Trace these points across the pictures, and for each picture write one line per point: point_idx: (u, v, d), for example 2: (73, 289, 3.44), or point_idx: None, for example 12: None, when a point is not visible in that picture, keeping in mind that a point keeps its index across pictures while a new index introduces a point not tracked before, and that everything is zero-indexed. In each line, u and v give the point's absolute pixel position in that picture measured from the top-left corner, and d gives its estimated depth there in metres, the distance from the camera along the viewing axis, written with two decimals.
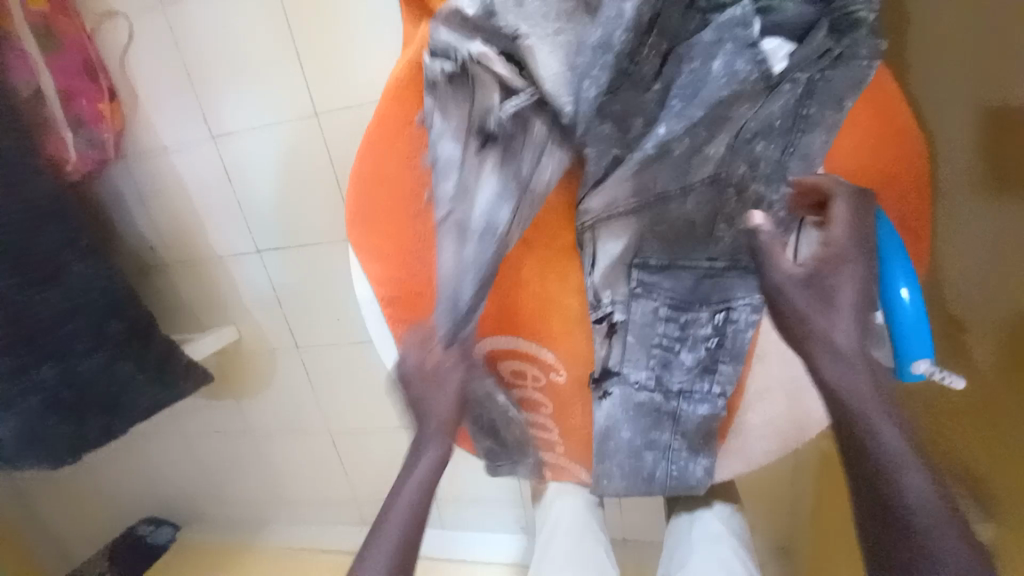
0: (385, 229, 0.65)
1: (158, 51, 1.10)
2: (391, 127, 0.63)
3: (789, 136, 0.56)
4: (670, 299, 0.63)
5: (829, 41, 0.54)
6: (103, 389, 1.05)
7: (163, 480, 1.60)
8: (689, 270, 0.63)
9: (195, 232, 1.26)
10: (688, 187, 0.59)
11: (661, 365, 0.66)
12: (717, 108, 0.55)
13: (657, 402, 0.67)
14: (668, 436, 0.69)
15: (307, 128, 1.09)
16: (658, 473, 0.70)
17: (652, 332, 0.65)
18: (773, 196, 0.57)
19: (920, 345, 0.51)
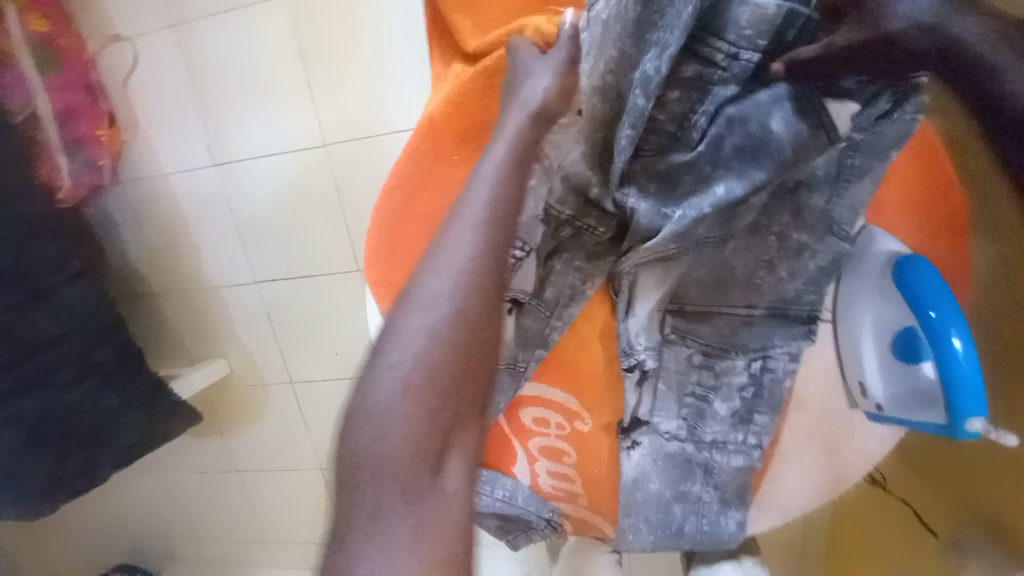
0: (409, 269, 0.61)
1: (162, 77, 1.08)
2: (423, 164, 0.60)
3: (835, 186, 0.55)
4: (705, 347, 0.62)
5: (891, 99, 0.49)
6: (87, 422, 0.97)
7: (137, 522, 1.49)
8: (727, 316, 0.60)
9: (189, 260, 1.21)
10: (728, 236, 0.57)
11: (693, 415, 0.64)
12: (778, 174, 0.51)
13: (689, 453, 0.65)
14: (700, 488, 0.66)
15: (314, 158, 1.06)
16: (688, 528, 0.67)
17: (686, 381, 0.63)
18: (817, 245, 0.56)
19: (977, 402, 0.47)
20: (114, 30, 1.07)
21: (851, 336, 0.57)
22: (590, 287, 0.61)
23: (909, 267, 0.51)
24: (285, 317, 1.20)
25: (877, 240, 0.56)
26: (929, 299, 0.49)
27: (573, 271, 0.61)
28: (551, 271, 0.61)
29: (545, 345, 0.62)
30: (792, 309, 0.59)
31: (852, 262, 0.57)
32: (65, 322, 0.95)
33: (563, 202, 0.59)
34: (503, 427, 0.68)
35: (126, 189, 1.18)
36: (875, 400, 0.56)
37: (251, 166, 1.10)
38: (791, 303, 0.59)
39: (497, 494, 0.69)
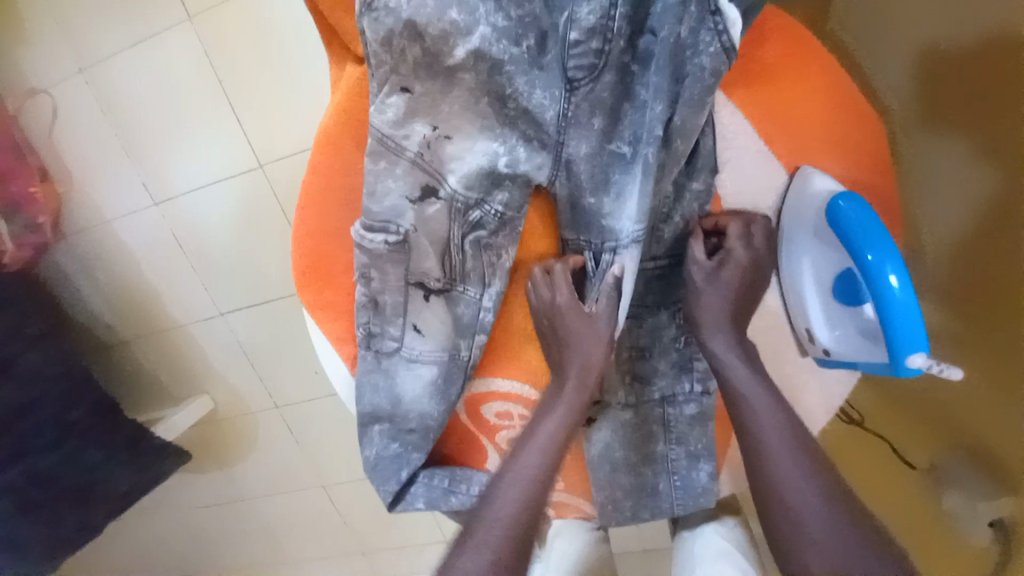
0: (338, 283, 0.62)
1: (84, 120, 1.05)
2: (326, 177, 0.59)
3: (688, 192, 0.56)
4: (633, 305, 0.63)
5: (699, 104, 0.49)
6: (69, 484, 0.97)
7: (158, 560, 1.52)
8: (637, 274, 0.61)
9: (152, 302, 1.20)
10: (608, 240, 0.56)
11: (639, 377, 0.64)
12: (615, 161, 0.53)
13: (644, 413, 0.64)
14: (664, 446, 0.65)
15: (253, 181, 1.03)
16: (662, 486, 0.65)
17: (620, 340, 0.64)
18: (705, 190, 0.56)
19: (913, 333, 0.46)
20: (29, 83, 1.04)
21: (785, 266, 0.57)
22: (505, 260, 0.60)
23: (841, 205, 0.50)
24: (257, 345, 1.20)
25: (810, 178, 0.53)
26: (864, 241, 0.48)
27: (483, 250, 0.59)
28: (465, 255, 0.59)
29: (482, 329, 0.62)
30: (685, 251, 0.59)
31: (787, 206, 0.55)
32: (31, 388, 0.94)
33: (468, 185, 0.56)
34: (467, 425, 0.69)
35: (74, 243, 1.16)
36: (823, 345, 0.56)
37: (192, 198, 1.07)
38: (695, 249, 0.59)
39: (474, 491, 0.65)
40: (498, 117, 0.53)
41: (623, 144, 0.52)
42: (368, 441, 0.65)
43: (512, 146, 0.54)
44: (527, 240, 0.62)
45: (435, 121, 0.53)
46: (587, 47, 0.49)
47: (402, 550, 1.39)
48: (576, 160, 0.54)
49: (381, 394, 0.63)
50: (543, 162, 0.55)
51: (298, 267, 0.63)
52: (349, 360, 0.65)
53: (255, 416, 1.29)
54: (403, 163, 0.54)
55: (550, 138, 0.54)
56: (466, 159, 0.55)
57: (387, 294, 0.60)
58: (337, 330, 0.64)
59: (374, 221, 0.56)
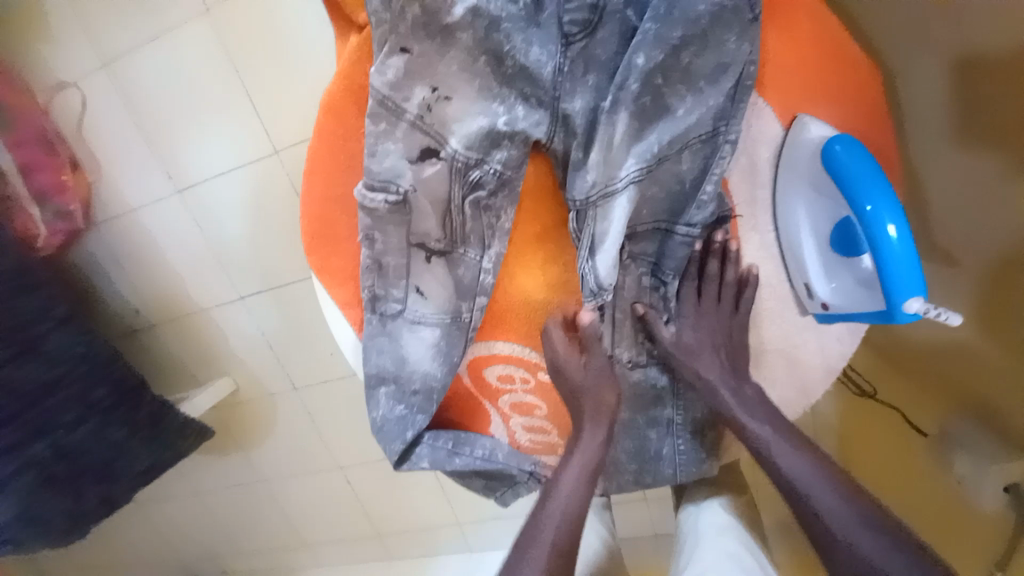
0: (342, 247, 0.65)
1: (111, 112, 1.10)
2: (332, 143, 0.62)
3: (714, 144, 0.55)
4: (653, 265, 0.63)
5: (696, 47, 0.52)
6: (98, 455, 1.01)
7: (182, 542, 1.57)
8: (681, 238, 0.60)
9: (175, 288, 1.25)
10: (610, 189, 0.56)
11: (649, 337, 0.65)
12: (609, 110, 0.54)
13: (652, 377, 0.66)
14: (668, 410, 0.66)
15: (268, 167, 1.07)
16: (665, 451, 0.66)
17: (638, 301, 0.64)
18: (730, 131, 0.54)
19: (910, 280, 0.46)
20: (58, 77, 1.09)
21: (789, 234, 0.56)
22: (504, 221, 0.63)
23: (836, 150, 0.50)
24: (275, 328, 1.24)
25: (807, 126, 0.52)
26: (863, 191, 0.48)
27: (484, 212, 0.62)
28: (465, 216, 0.62)
29: (482, 291, 0.64)
30: (686, 206, 0.58)
31: (783, 158, 0.55)
32: (57, 365, 0.97)
33: (468, 145, 0.58)
34: (471, 390, 0.70)
35: (102, 231, 1.22)
36: (821, 299, 0.55)
37: (211, 186, 1.11)
38: (694, 213, 0.58)
39: (477, 454, 0.68)
40: (496, 77, 0.56)
41: (644, 69, 0.52)
42: (375, 403, 0.67)
43: (511, 104, 0.57)
44: (525, 200, 0.64)
45: (434, 83, 0.56)
46: (581, 2, 0.54)
47: (418, 532, 1.41)
48: (575, 114, 0.57)
49: (383, 355, 0.65)
50: (541, 119, 0.57)
51: (306, 234, 0.65)
52: (355, 325, 0.67)
53: (273, 399, 1.33)
54: (403, 126, 0.57)
55: (547, 95, 0.56)
56: (469, 120, 0.57)
57: (390, 256, 0.63)
58: (343, 295, 0.66)
59: (373, 180, 0.59)
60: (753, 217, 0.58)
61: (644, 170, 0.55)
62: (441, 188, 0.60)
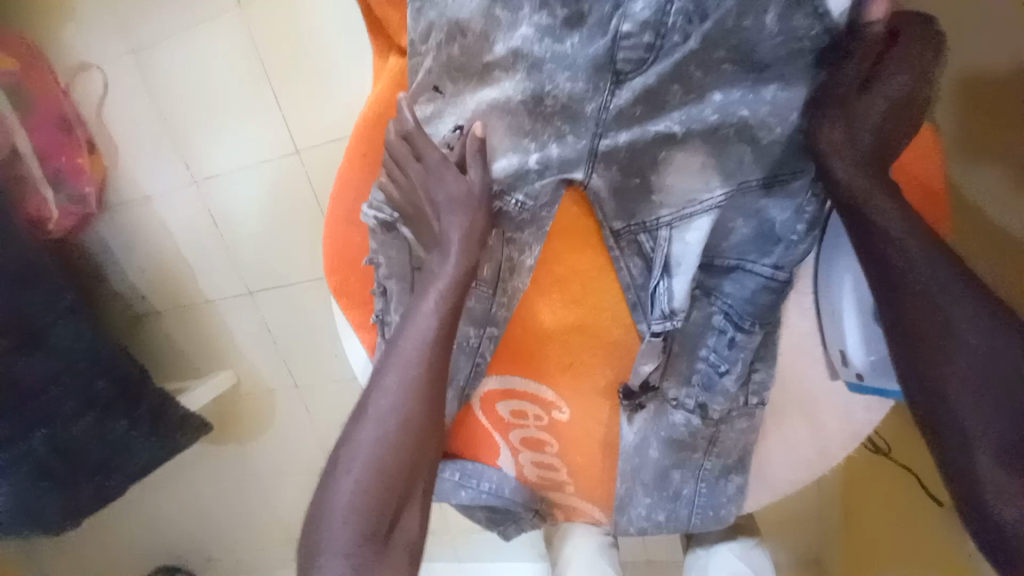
0: (354, 268, 0.64)
1: (133, 97, 1.08)
2: (355, 164, 0.62)
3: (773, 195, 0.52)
4: (726, 309, 0.58)
5: (755, 96, 0.48)
6: (98, 448, 1.00)
7: (172, 528, 1.57)
8: (755, 275, 0.55)
9: (184, 277, 1.23)
10: (653, 228, 0.57)
11: (704, 385, 0.60)
12: (646, 154, 0.53)
13: (696, 426, 0.62)
14: (701, 457, 0.63)
15: (290, 165, 1.05)
16: (686, 493, 0.65)
17: (702, 342, 0.60)
18: (786, 176, 0.51)
19: None
20: (82, 58, 1.07)
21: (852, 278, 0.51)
22: (527, 257, 0.60)
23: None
24: (281, 325, 1.22)
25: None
26: None
27: (506, 244, 0.60)
28: (485, 248, 0.59)
29: (493, 322, 0.62)
30: (774, 245, 0.54)
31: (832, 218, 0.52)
32: (64, 357, 0.96)
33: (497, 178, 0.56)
34: (481, 423, 0.69)
35: (114, 216, 1.20)
36: (856, 369, 0.53)
37: (228, 180, 1.10)
38: (784, 255, 0.54)
39: (483, 487, 0.69)
40: (529, 116, 0.52)
41: (673, 124, 0.51)
42: None
43: (544, 143, 0.53)
44: (557, 230, 0.61)
45: (478, 113, 0.54)
46: (639, 39, 0.48)
47: None
48: (614, 151, 0.53)
49: None
50: (577, 158, 0.53)
51: (326, 253, 0.64)
52: (369, 347, 0.65)
53: (275, 394, 1.32)
54: (433, 153, 0.55)
55: (588, 132, 0.52)
56: (504, 152, 0.55)
57: (392, 281, 0.60)
58: (359, 317, 0.65)
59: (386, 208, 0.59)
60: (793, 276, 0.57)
61: (728, 196, 0.53)
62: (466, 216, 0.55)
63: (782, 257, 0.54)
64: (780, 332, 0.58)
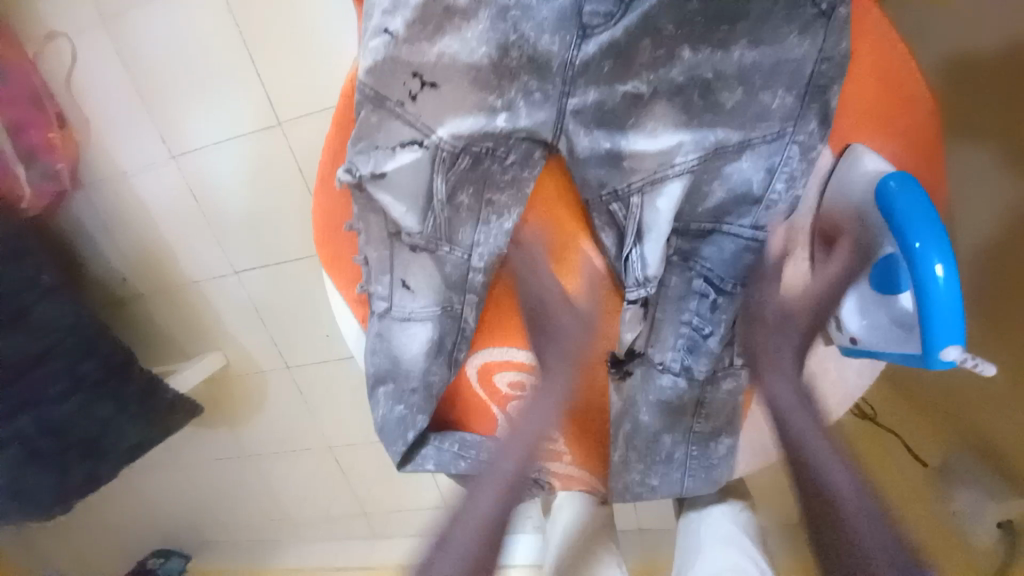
0: (335, 238, 0.62)
1: (103, 67, 1.02)
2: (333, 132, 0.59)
3: (773, 157, 0.53)
4: (706, 272, 0.57)
5: (723, 52, 0.50)
6: (85, 430, 0.98)
7: (166, 513, 1.56)
8: (733, 237, 0.56)
9: (166, 257, 1.20)
10: (623, 193, 0.56)
11: (689, 348, 0.60)
12: (620, 106, 0.53)
13: (682, 389, 0.60)
14: (689, 420, 0.62)
15: (271, 139, 1.01)
16: (678, 454, 0.62)
17: (683, 308, 0.59)
18: (755, 136, 0.52)
19: (951, 327, 0.44)
20: (47, 26, 1.01)
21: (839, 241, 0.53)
22: (505, 220, 0.58)
23: (892, 185, 0.47)
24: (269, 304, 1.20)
25: (860, 157, 0.51)
26: (912, 227, 0.45)
27: (485, 205, 0.58)
28: (459, 209, 0.58)
29: (471, 288, 0.61)
30: (749, 206, 0.55)
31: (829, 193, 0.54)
32: (45, 337, 0.93)
33: (455, 136, 0.54)
34: (479, 394, 0.69)
35: (90, 193, 1.16)
36: (850, 333, 0.53)
37: (208, 155, 1.06)
38: (762, 213, 0.54)
39: (480, 457, 0.68)
40: (495, 70, 0.52)
41: (641, 84, 0.52)
42: (376, 403, 0.65)
43: (511, 99, 0.54)
44: (539, 201, 0.60)
45: (432, 69, 0.52)
46: None
47: (406, 513, 1.42)
48: (582, 110, 0.54)
49: (377, 352, 0.63)
50: (546, 118, 0.55)
51: (316, 225, 0.62)
52: (363, 320, 0.65)
53: (265, 375, 1.30)
54: (389, 111, 0.53)
55: (555, 90, 0.54)
56: (470, 111, 0.54)
57: (372, 248, 0.59)
58: (352, 292, 0.64)
59: (356, 169, 0.54)
60: (793, 242, 0.56)
61: (701, 158, 0.53)
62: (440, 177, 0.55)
63: (764, 216, 0.54)
64: (769, 294, 0.58)
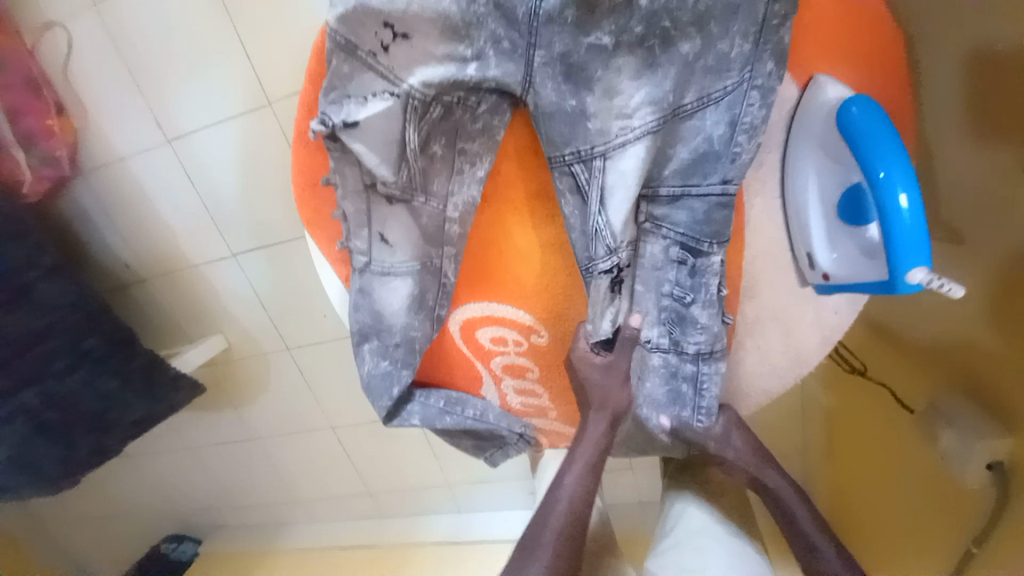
0: (316, 195, 0.63)
1: (98, 54, 1.05)
2: (309, 90, 0.60)
3: (735, 109, 0.53)
4: (681, 237, 0.57)
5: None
6: (89, 404, 1.01)
7: (177, 497, 1.61)
8: (701, 198, 0.56)
9: (166, 242, 1.23)
10: (587, 157, 0.56)
11: (674, 321, 0.60)
12: (582, 56, 0.53)
13: (674, 365, 0.61)
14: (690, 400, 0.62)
15: (261, 119, 1.03)
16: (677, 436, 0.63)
17: (662, 279, 0.59)
18: (716, 88, 0.53)
19: (913, 250, 0.45)
20: (45, 16, 1.03)
21: (806, 181, 0.53)
22: (478, 168, 0.60)
23: (852, 112, 0.48)
24: (267, 286, 1.22)
25: (824, 87, 0.51)
26: (878, 157, 0.46)
27: (457, 154, 0.60)
28: (433, 159, 0.60)
29: (449, 241, 0.63)
30: (713, 164, 0.55)
31: (797, 119, 0.53)
32: (47, 314, 0.97)
33: (427, 84, 0.55)
34: (463, 351, 0.70)
35: (91, 179, 1.18)
36: (822, 270, 0.54)
37: (201, 138, 1.08)
38: (729, 166, 0.54)
39: (468, 413, 0.71)
40: (463, 17, 0.53)
41: (604, 35, 0.52)
42: (360, 359, 0.66)
43: (480, 49, 0.54)
44: (504, 154, 0.61)
45: (399, 20, 0.53)
46: None
47: (409, 492, 1.43)
48: (549, 63, 0.54)
49: (360, 308, 0.63)
50: (514, 69, 0.55)
51: (296, 184, 0.63)
52: (344, 278, 0.66)
53: (266, 357, 1.32)
54: (357, 63, 0.54)
55: (522, 40, 0.54)
56: (441, 60, 0.54)
57: (349, 201, 0.60)
58: (333, 249, 0.65)
59: (328, 119, 0.54)
60: (761, 181, 0.57)
61: (660, 119, 0.54)
62: (412, 130, 0.56)
63: (732, 173, 0.54)
64: (746, 238, 0.58)
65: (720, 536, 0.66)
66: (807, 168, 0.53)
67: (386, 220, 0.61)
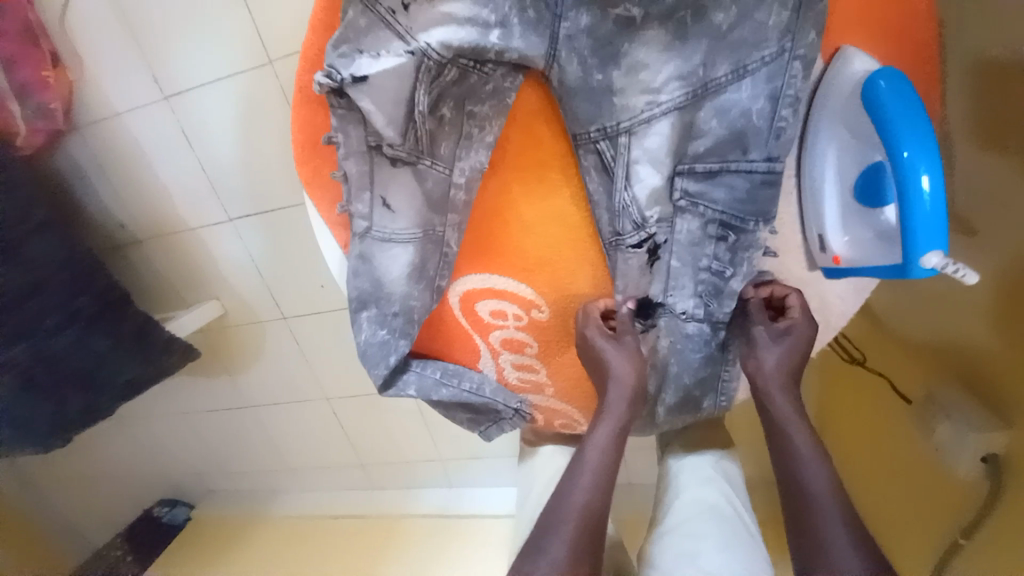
0: (317, 154, 0.61)
1: (93, 1, 1.00)
2: (313, 42, 0.57)
3: (774, 82, 0.51)
4: (720, 216, 0.56)
5: None
6: (81, 361, 1.00)
7: (170, 461, 1.62)
8: (742, 174, 0.54)
9: (162, 203, 1.20)
10: (611, 134, 0.55)
11: (710, 292, 0.59)
12: (613, 26, 0.52)
13: (707, 334, 0.61)
14: (719, 366, 0.63)
15: (263, 80, 1.00)
16: (706, 405, 0.64)
17: (701, 253, 0.58)
18: (752, 60, 0.50)
19: (927, 237, 0.44)
20: None
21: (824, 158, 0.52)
22: (487, 133, 0.59)
23: (879, 85, 0.46)
24: (266, 254, 1.20)
25: (850, 58, 0.50)
26: (903, 135, 0.44)
27: (466, 118, 0.58)
28: (442, 122, 0.58)
29: (453, 208, 0.61)
30: (754, 140, 0.52)
31: (821, 92, 0.52)
32: (41, 267, 0.95)
33: (445, 45, 0.52)
34: (462, 324, 0.69)
35: (87, 135, 1.15)
36: (834, 253, 0.53)
37: (199, 95, 1.05)
38: (773, 143, 0.52)
39: (464, 386, 0.69)
40: None
41: (632, 7, 0.51)
42: (357, 327, 0.64)
43: (505, 15, 0.52)
44: (516, 121, 0.59)
45: None
46: None
47: (400, 465, 1.44)
48: (575, 35, 0.53)
49: (358, 275, 0.61)
50: (538, 42, 0.53)
51: (296, 142, 0.61)
52: (343, 243, 0.65)
53: (262, 325, 1.31)
54: (375, 19, 0.53)
55: (547, 12, 0.53)
56: (462, 22, 0.52)
57: (351, 161, 0.57)
58: (333, 214, 0.64)
59: (336, 73, 0.52)
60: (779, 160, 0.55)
61: (688, 94, 0.53)
62: (425, 91, 0.54)
63: (773, 147, 0.52)
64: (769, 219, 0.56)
65: (724, 517, 0.66)
66: (825, 146, 0.52)
67: (390, 184, 0.59)
